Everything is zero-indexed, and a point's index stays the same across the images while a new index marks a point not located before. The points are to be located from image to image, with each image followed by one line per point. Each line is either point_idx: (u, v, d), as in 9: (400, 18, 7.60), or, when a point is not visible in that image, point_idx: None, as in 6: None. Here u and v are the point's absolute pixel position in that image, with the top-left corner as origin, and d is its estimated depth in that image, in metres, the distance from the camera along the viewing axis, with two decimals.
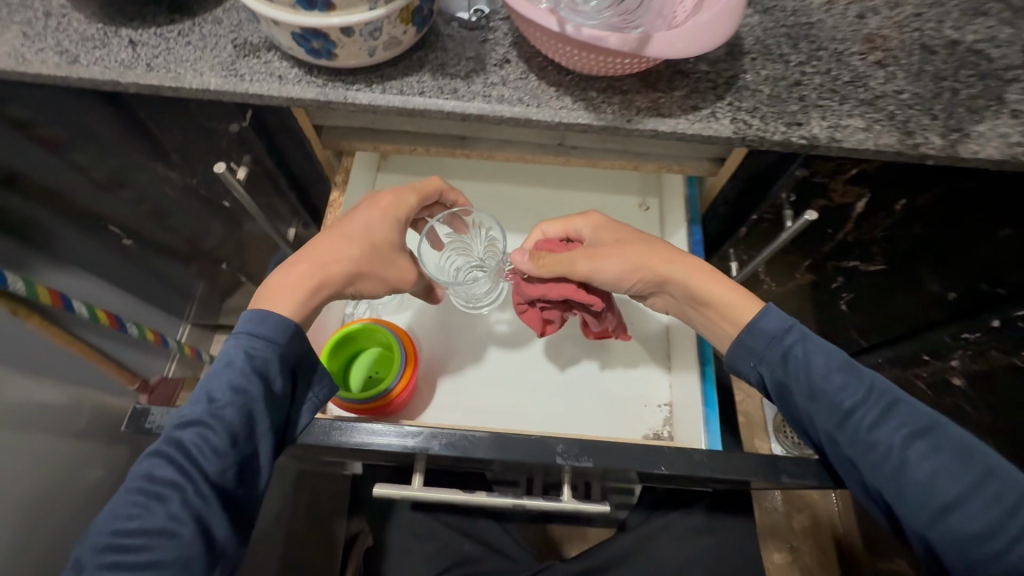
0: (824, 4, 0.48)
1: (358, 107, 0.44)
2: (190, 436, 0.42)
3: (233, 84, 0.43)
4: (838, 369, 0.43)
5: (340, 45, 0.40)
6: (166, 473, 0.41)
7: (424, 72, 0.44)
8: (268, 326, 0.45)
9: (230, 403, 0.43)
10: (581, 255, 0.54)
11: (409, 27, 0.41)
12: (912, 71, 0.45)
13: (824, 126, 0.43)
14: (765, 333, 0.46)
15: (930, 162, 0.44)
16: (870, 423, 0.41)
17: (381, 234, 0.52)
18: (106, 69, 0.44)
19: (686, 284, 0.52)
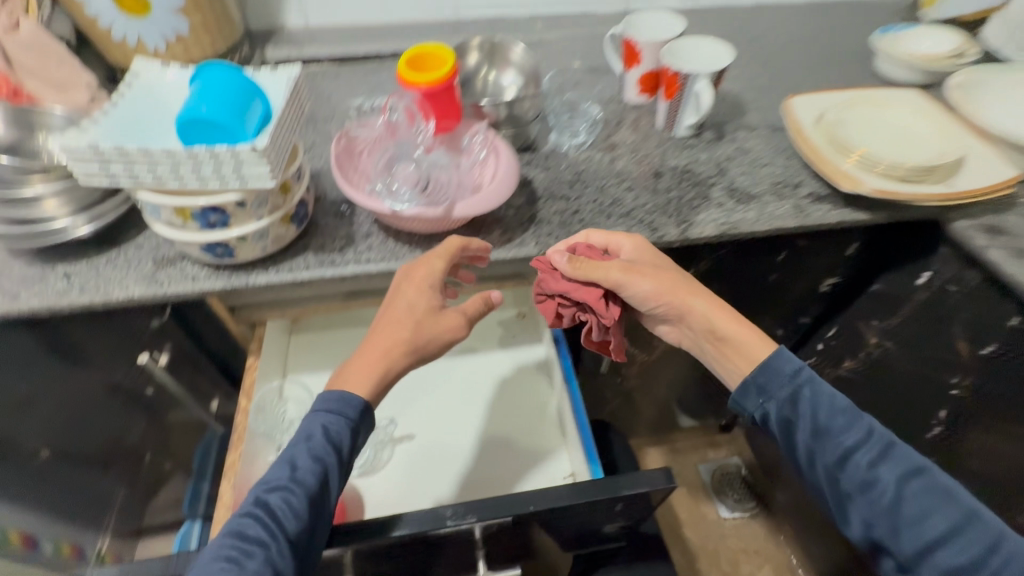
0: (739, 158, 0.87)
1: (259, 284, 0.67)
2: (276, 497, 0.53)
3: (154, 292, 0.66)
4: (840, 412, 0.60)
5: (237, 248, 0.63)
6: (256, 531, 0.51)
7: (310, 252, 0.70)
8: (346, 403, 0.58)
9: (310, 465, 0.54)
10: (619, 269, 0.68)
11: (296, 223, 0.66)
12: (760, 189, 0.81)
13: (796, 213, 0.78)
14: (782, 375, 0.63)
15: (886, 220, 0.78)
16: (875, 461, 0.57)
17: (624, 251, 0.70)
18: (167, 226, 0.61)
19: (707, 318, 0.68)
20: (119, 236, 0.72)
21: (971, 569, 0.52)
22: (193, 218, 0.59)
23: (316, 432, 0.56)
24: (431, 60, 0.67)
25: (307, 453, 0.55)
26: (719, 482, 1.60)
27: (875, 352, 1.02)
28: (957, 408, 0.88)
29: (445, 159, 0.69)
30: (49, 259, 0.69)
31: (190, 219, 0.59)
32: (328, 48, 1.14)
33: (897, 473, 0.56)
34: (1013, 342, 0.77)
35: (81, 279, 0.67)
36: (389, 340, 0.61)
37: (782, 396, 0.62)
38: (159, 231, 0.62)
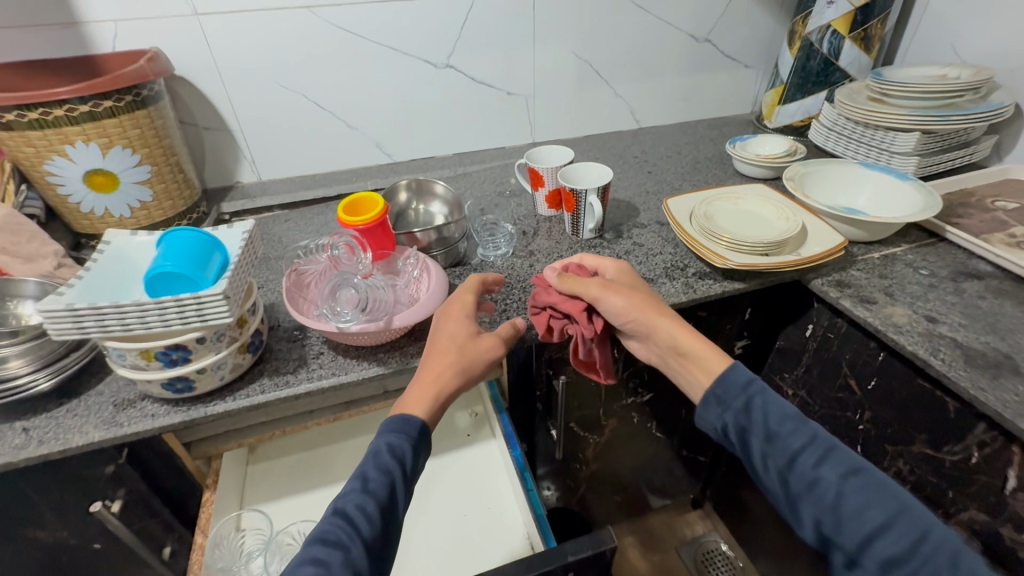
0: (635, 249, 1.04)
1: (216, 413, 0.73)
2: (352, 505, 0.60)
3: (113, 433, 0.70)
4: (788, 415, 0.63)
5: (196, 381, 0.70)
6: (336, 535, 0.57)
7: (264, 377, 0.77)
8: (407, 425, 0.67)
9: (380, 476, 0.62)
10: (598, 286, 0.80)
11: (247, 353, 0.74)
12: (655, 273, 0.97)
13: (687, 286, 0.94)
14: (734, 383, 0.68)
15: (759, 285, 0.95)
16: (819, 461, 0.59)
17: (611, 272, 0.86)
18: (129, 367, 0.67)
19: (672, 335, 0.74)
20: (80, 386, 0.77)
21: (907, 563, 0.52)
22: (157, 358, 0.66)
23: (381, 452, 0.64)
24: (365, 204, 0.82)
25: (374, 470, 0.63)
26: (701, 562, 1.58)
27: (794, 402, 1.14)
28: (866, 442, 0.98)
29: (383, 281, 0.80)
30: (7, 417, 0.73)
31: (153, 359, 0.66)
32: (279, 197, 1.30)
33: (839, 473, 0.58)
34: (883, 374, 0.91)
35: (38, 432, 0.70)
36: (438, 370, 0.71)
37: (736, 402, 0.66)
38: (121, 373, 0.68)
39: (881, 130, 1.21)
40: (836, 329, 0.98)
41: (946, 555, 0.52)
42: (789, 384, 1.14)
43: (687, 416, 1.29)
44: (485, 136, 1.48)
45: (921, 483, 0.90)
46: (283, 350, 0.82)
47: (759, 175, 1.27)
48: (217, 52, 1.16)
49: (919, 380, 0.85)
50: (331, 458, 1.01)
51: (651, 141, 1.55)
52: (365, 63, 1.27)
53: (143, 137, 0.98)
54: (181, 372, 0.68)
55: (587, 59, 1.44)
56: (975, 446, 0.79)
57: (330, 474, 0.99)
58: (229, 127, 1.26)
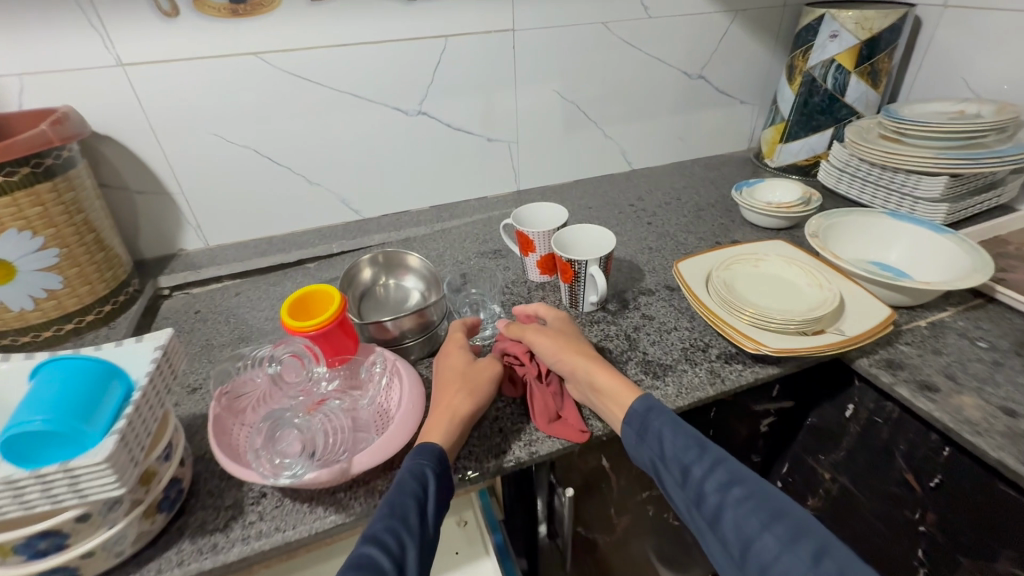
0: (645, 324, 0.89)
1: None
2: (382, 532, 0.53)
3: None
4: (685, 437, 0.64)
5: (82, 567, 0.51)
6: (371, 562, 0.50)
7: (184, 539, 0.59)
8: (428, 451, 0.61)
9: (406, 499, 0.56)
10: (533, 329, 0.79)
11: (157, 515, 0.56)
12: (673, 357, 0.82)
13: (712, 374, 0.79)
14: (634, 413, 0.68)
15: (794, 368, 0.80)
16: (706, 480, 0.61)
17: (549, 318, 0.84)
18: None
19: (588, 374, 0.72)
20: None
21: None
22: (16, 551, 0.47)
23: (404, 476, 0.58)
24: (318, 302, 0.66)
25: (399, 494, 0.56)
26: None
27: (833, 488, 0.99)
28: (929, 546, 0.83)
29: (341, 404, 0.63)
30: None
31: (10, 553, 0.47)
32: (228, 266, 1.12)
33: (725, 490, 0.59)
34: (951, 471, 0.76)
35: None
36: (449, 395, 0.68)
37: (638, 430, 0.67)
38: None
39: (902, 173, 1.10)
40: (885, 413, 0.83)
41: (827, 561, 0.51)
42: (826, 468, 0.99)
43: None
44: (466, 185, 1.33)
45: None
46: (212, 494, 0.63)
47: (772, 225, 1.15)
48: (148, 106, 1.00)
49: (1000, 486, 0.70)
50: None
51: (646, 184, 1.42)
52: (325, 112, 1.12)
53: (46, 216, 0.81)
54: (56, 562, 0.49)
55: (573, 99, 1.32)
56: None
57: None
58: (168, 189, 1.09)
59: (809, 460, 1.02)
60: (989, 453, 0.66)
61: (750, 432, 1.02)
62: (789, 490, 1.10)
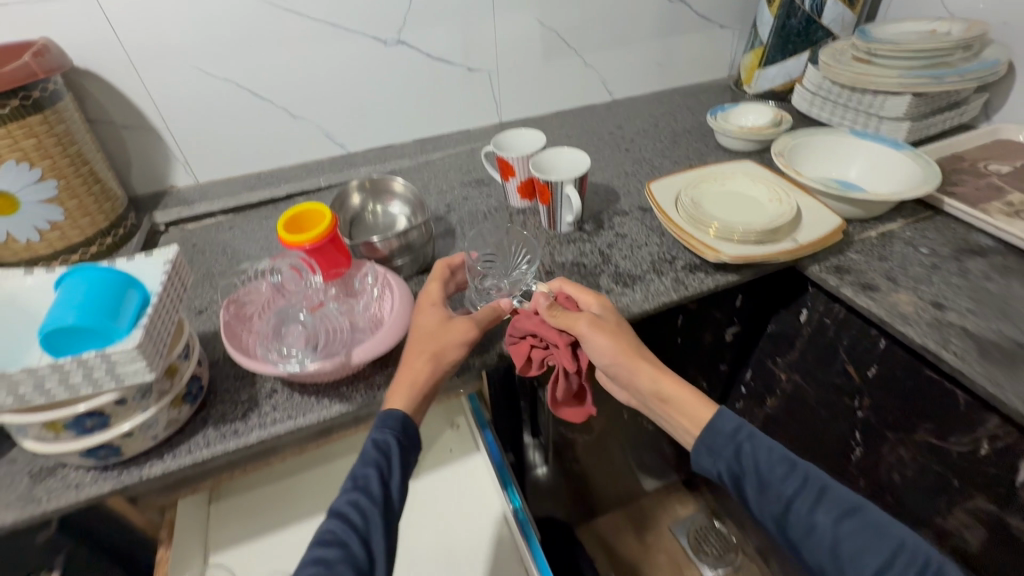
0: (618, 242, 0.96)
1: (153, 475, 0.63)
2: (345, 508, 0.57)
3: (29, 510, 0.60)
4: (777, 460, 0.61)
5: (123, 444, 0.60)
6: (333, 534, 0.55)
7: (208, 426, 0.67)
8: (390, 417, 0.63)
9: (367, 471, 0.59)
10: (587, 323, 0.72)
11: (183, 405, 0.64)
12: (643, 269, 0.89)
13: (677, 282, 0.86)
14: (721, 432, 0.64)
15: (752, 275, 0.88)
16: (812, 507, 0.58)
17: (594, 307, 0.75)
18: (39, 441, 0.57)
19: (657, 385, 0.69)
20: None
21: None
22: (68, 429, 0.56)
23: (367, 445, 0.61)
24: (311, 219, 0.71)
25: (360, 467, 0.59)
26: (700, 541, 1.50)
27: (788, 388, 1.10)
28: (866, 429, 0.95)
29: (338, 308, 0.70)
30: None
31: (62, 430, 0.56)
32: (221, 201, 1.16)
33: (838, 520, 0.57)
34: (886, 360, 0.86)
35: None
36: (412, 356, 0.66)
37: (724, 448, 0.63)
38: (29, 448, 0.58)
39: (869, 94, 1.13)
40: (835, 315, 0.92)
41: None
42: (782, 369, 1.09)
43: None
44: (449, 117, 1.35)
45: (926, 473, 0.86)
46: (228, 391, 0.71)
47: (744, 148, 1.19)
48: (125, 38, 1.00)
49: (925, 370, 0.80)
50: (299, 491, 0.93)
51: (627, 113, 1.44)
52: (305, 44, 1.12)
53: (40, 148, 0.84)
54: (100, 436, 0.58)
55: (553, 27, 1.31)
56: (985, 438, 0.75)
57: (302, 508, 0.91)
58: (153, 125, 1.11)
59: (768, 364, 1.12)
60: (915, 339, 0.75)
61: (717, 342, 1.11)
62: (750, 394, 1.20)
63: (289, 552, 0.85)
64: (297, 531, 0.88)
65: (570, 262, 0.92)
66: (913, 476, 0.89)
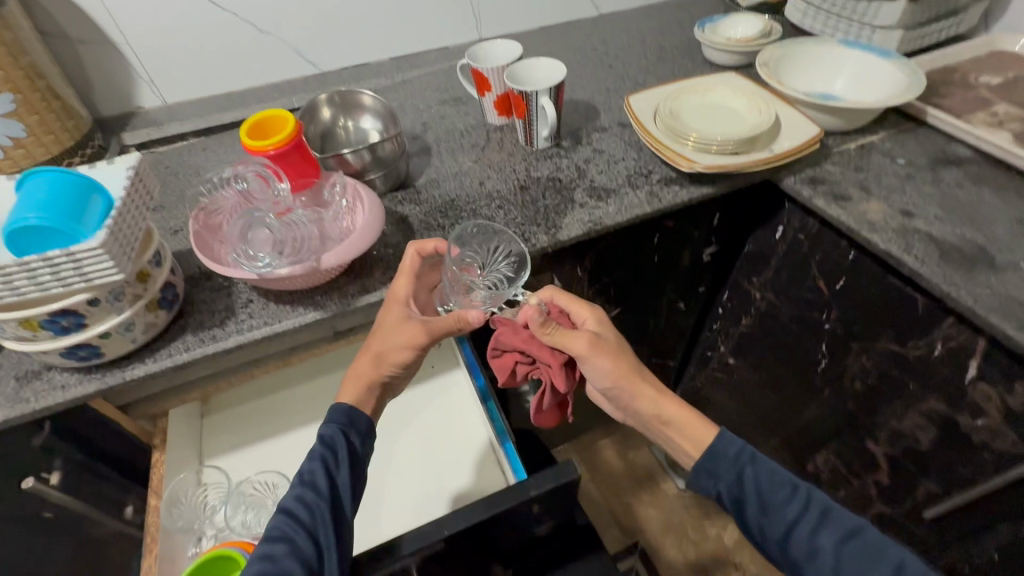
0: (595, 157, 0.94)
1: (137, 377, 0.65)
2: (292, 504, 0.62)
3: (19, 407, 0.63)
4: (779, 482, 0.61)
5: (102, 345, 0.62)
6: (279, 529, 0.60)
7: (187, 332, 0.69)
8: (337, 417, 0.68)
9: (314, 468, 0.64)
10: (585, 343, 0.69)
11: (159, 311, 0.66)
12: (618, 182, 0.89)
13: (651, 194, 0.86)
14: (725, 456, 0.64)
15: (726, 187, 0.87)
16: (815, 531, 0.58)
17: (591, 325, 0.73)
18: (22, 339, 0.60)
19: (656, 408, 0.70)
20: None
21: None
22: (45, 327, 0.58)
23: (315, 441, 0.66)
24: (274, 125, 0.70)
25: (308, 462, 0.65)
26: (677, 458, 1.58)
27: (762, 307, 1.12)
28: (831, 340, 0.98)
29: (306, 216, 0.70)
30: None
31: (40, 328, 0.58)
32: (190, 123, 1.13)
33: (839, 543, 0.58)
34: (854, 270, 0.88)
35: None
36: (363, 363, 0.73)
37: (727, 470, 0.63)
38: (13, 347, 0.60)
39: (863, 1, 1.07)
40: (809, 229, 0.93)
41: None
42: (757, 287, 1.11)
43: (658, 326, 1.27)
44: (426, 32, 1.28)
45: (884, 379, 0.90)
46: (205, 300, 0.73)
47: (731, 62, 1.15)
48: None
49: (889, 279, 0.82)
50: (289, 404, 0.97)
51: (614, 28, 1.37)
52: None
53: None
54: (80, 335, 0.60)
55: None
56: (940, 341, 0.78)
57: (291, 420, 0.95)
58: (111, 39, 1.05)
59: (744, 283, 1.14)
60: (879, 246, 0.76)
61: (694, 262, 1.12)
62: (725, 315, 1.23)
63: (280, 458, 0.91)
64: (287, 439, 0.93)
65: (546, 177, 0.91)
66: (871, 382, 0.93)
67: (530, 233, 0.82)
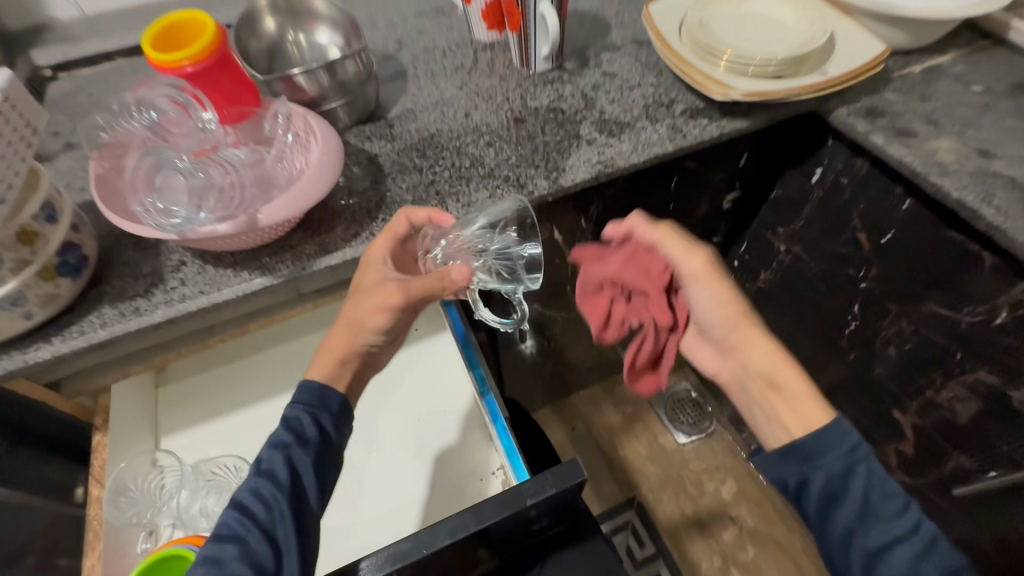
0: (605, 81, 0.78)
1: (42, 360, 0.53)
2: (246, 496, 0.52)
3: None
4: (891, 494, 0.49)
5: None
6: (229, 527, 0.51)
7: (104, 304, 0.56)
8: (307, 394, 0.57)
9: (275, 457, 0.53)
10: (700, 259, 0.57)
11: (59, 280, 0.52)
12: (634, 113, 0.73)
13: (673, 129, 0.71)
14: (835, 441, 0.50)
15: (764, 120, 0.72)
16: (919, 559, 0.46)
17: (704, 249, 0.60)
18: None
19: (760, 360, 0.57)
20: None
21: None
22: None
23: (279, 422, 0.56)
24: (191, 34, 0.54)
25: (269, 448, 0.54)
26: (677, 412, 1.52)
27: (785, 260, 1.00)
28: (866, 300, 0.86)
29: (243, 156, 0.56)
30: None
31: None
32: (116, 39, 0.93)
33: None
34: (906, 221, 0.75)
35: None
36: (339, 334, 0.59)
37: (824, 460, 0.50)
38: None
39: None
40: (856, 172, 0.79)
41: None
42: (782, 237, 0.98)
43: None
44: None
45: (926, 345, 0.79)
46: (125, 263, 0.59)
47: None
48: None
49: (949, 233, 0.70)
50: (253, 373, 0.85)
51: None
52: None
53: None
54: None
55: None
56: (1006, 306, 0.67)
57: (256, 391, 0.83)
58: None
59: (767, 233, 1.01)
60: (951, 194, 0.62)
61: (714, 208, 0.98)
62: (741, 268, 1.11)
63: (242, 436, 0.80)
64: (253, 413, 0.82)
65: (546, 106, 0.75)
66: (909, 348, 0.83)
67: (525, 177, 0.67)
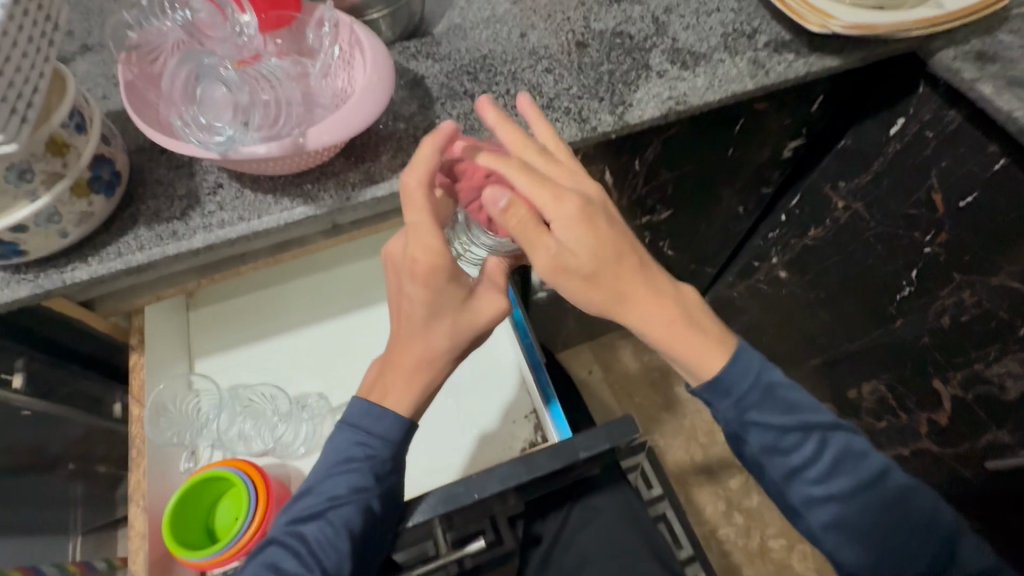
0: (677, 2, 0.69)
1: (79, 283, 0.51)
2: (313, 530, 0.53)
3: None
4: (790, 427, 0.49)
5: (23, 241, 0.47)
6: (291, 560, 0.52)
7: (139, 226, 0.53)
8: (384, 425, 0.55)
9: (349, 500, 0.53)
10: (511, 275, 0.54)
11: (93, 197, 0.49)
12: (710, 42, 0.65)
13: (755, 63, 0.63)
14: (740, 378, 0.49)
15: (857, 60, 0.64)
16: (814, 478, 0.49)
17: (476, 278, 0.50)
18: None
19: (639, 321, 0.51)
20: None
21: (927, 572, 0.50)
22: None
23: (353, 456, 0.54)
24: None
25: (341, 486, 0.53)
26: None
27: (842, 218, 0.91)
28: (927, 267, 0.82)
29: (284, 67, 0.52)
30: None
31: None
32: None
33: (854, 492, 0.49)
34: (996, 185, 0.68)
35: None
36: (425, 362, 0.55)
37: (731, 404, 0.50)
38: None
39: None
40: (948, 125, 0.71)
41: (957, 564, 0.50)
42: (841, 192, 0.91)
43: (704, 229, 1.08)
44: None
45: (987, 318, 0.76)
46: (157, 182, 0.55)
47: None
48: None
49: None
50: (283, 301, 0.83)
51: None
52: None
53: None
54: None
55: None
56: None
57: (287, 320, 0.82)
58: None
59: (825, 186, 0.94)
60: None
61: (772, 155, 0.91)
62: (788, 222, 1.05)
63: (275, 364, 0.79)
64: (283, 342, 0.80)
65: (611, 28, 0.67)
66: (965, 320, 0.79)
67: (587, 109, 0.61)
